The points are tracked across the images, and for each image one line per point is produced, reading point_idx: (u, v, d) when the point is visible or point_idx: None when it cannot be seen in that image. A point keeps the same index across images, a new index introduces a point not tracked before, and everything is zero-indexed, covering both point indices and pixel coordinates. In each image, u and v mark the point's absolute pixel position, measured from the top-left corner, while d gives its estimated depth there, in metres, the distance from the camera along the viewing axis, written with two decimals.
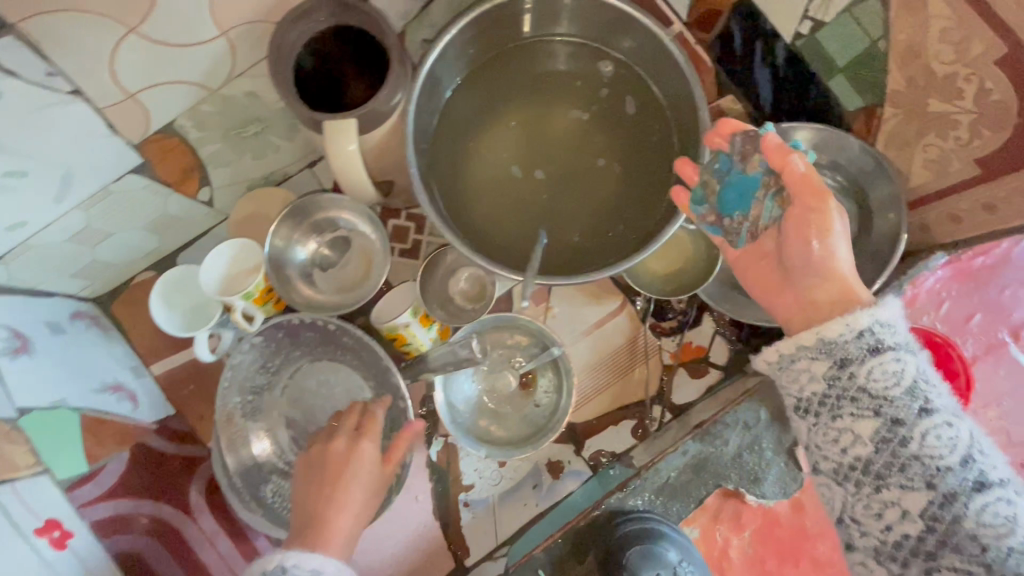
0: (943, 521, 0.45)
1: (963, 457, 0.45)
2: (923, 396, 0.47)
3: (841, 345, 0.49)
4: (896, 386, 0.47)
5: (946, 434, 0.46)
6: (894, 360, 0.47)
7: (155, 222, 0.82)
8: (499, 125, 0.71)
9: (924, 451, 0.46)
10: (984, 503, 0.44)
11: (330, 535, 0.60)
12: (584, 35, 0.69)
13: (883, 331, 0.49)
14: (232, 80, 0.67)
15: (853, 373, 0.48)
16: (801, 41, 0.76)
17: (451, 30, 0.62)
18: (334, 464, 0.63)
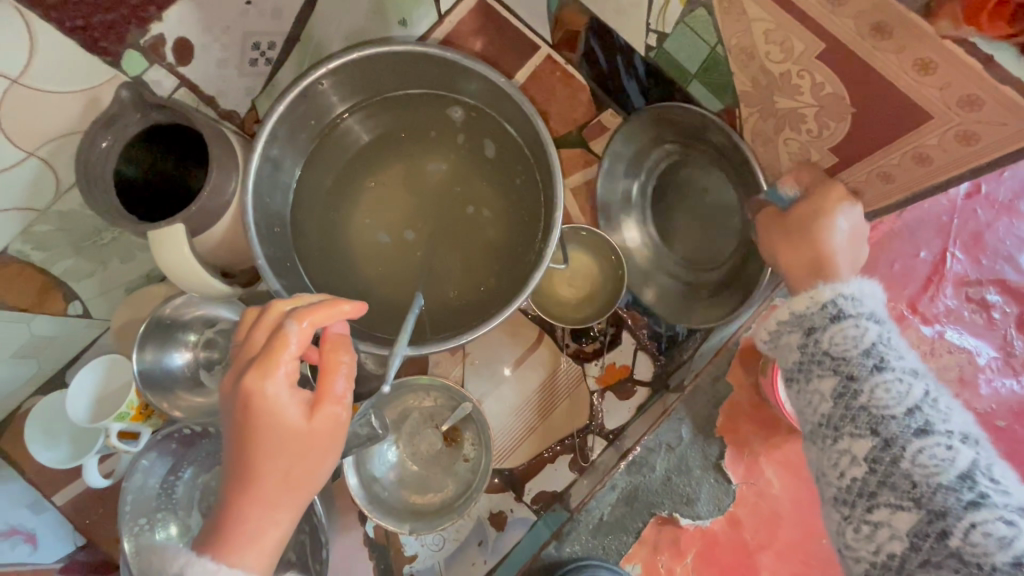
0: (882, 456, 0.44)
1: (911, 411, 0.44)
2: (879, 353, 0.46)
3: (808, 315, 0.50)
4: (854, 348, 0.47)
5: (898, 389, 0.44)
6: (852, 325, 0.47)
7: (26, 348, 0.77)
8: (361, 192, 0.68)
9: (873, 403, 0.45)
10: (922, 441, 0.43)
11: (236, 537, 0.46)
12: (428, 85, 0.66)
13: (845, 303, 0.48)
14: (63, 195, 0.63)
15: (818, 340, 0.48)
16: (653, 53, 0.75)
17: (276, 109, 0.58)
18: (264, 429, 0.46)
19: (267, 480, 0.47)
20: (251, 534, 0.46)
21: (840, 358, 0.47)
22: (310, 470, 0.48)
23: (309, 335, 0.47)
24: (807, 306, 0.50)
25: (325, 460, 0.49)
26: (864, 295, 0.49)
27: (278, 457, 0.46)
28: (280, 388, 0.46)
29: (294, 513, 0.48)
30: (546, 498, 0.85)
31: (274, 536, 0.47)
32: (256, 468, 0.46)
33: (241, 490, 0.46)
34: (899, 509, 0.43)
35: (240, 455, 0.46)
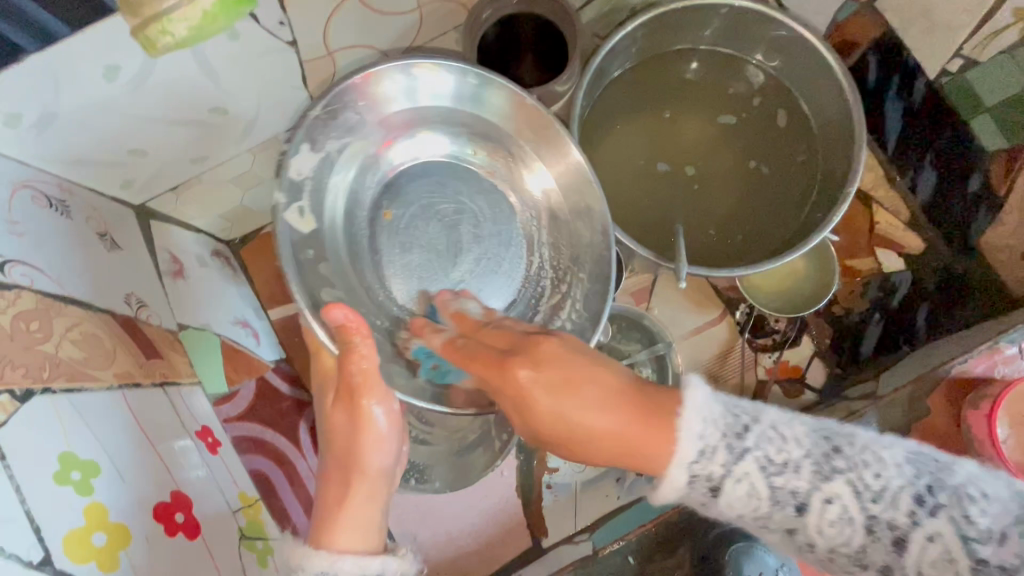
0: (814, 551, 0.45)
1: (822, 499, 0.43)
2: (854, 513, 0.43)
3: (703, 468, 0.44)
4: (701, 454, 0.44)
5: (770, 467, 0.44)
6: (738, 485, 0.44)
7: None
8: (655, 119, 0.74)
9: (782, 502, 0.44)
10: (827, 521, 0.43)
11: (329, 536, 0.53)
12: (743, 46, 0.71)
13: (706, 468, 0.44)
14: (410, 52, 0.72)
15: (808, 539, 0.44)
16: (947, 79, 0.80)
17: (627, 28, 0.65)
18: (345, 441, 0.57)
19: (352, 491, 0.55)
20: (343, 500, 0.55)
21: (832, 545, 0.44)
22: (374, 457, 0.56)
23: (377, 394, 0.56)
24: (768, 507, 0.44)
25: (382, 442, 0.57)
26: (701, 431, 0.44)
27: (368, 451, 0.56)
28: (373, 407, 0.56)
29: (371, 503, 0.55)
30: None
31: (353, 514, 0.54)
32: (346, 459, 0.56)
33: (346, 476, 0.56)
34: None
35: (327, 455, 0.58)
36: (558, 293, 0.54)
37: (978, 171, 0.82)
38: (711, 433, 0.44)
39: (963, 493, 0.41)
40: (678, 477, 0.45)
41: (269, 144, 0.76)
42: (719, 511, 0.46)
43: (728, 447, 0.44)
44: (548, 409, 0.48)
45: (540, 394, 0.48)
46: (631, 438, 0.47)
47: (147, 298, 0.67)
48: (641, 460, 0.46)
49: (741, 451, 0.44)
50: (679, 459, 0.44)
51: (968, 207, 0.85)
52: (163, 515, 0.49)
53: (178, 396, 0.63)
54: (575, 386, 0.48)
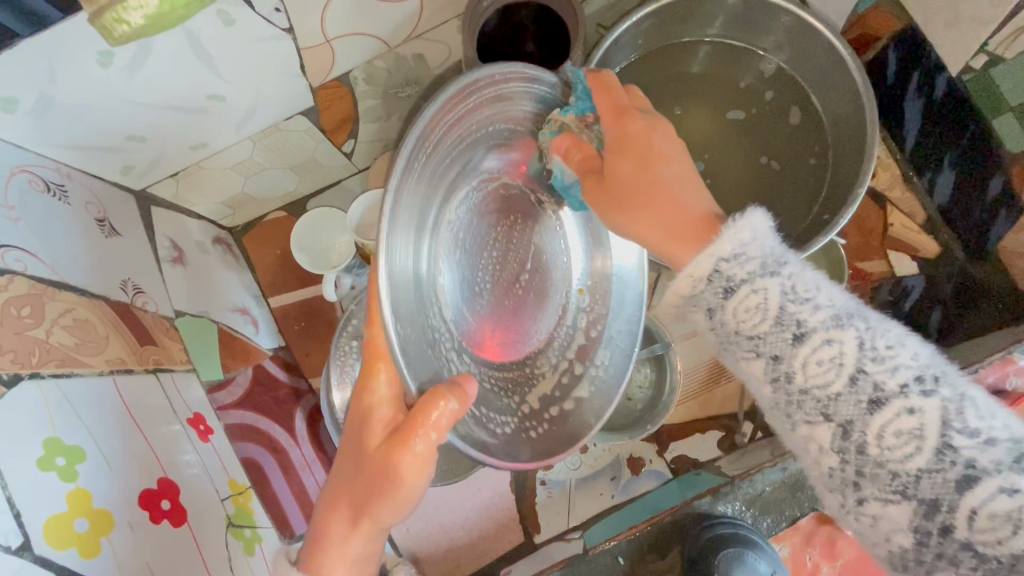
0: (853, 450, 0.41)
1: (890, 404, 0.39)
2: (848, 358, 0.41)
3: (701, 295, 0.45)
4: (762, 320, 0.43)
5: (825, 355, 0.41)
6: (755, 293, 0.43)
7: (302, 165, 0.87)
8: (663, 115, 0.72)
9: (808, 382, 0.42)
10: (892, 430, 0.39)
11: (325, 559, 0.49)
12: (756, 39, 0.69)
13: (731, 268, 0.44)
14: (410, 40, 0.71)
15: (790, 370, 0.42)
16: (968, 76, 0.75)
17: (631, 18, 0.62)
18: (376, 470, 0.47)
19: (360, 519, 0.48)
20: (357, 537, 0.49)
21: (809, 381, 0.42)
22: (387, 508, 0.48)
23: (429, 447, 0.46)
24: (768, 325, 0.43)
25: (409, 494, 0.48)
26: (749, 242, 0.44)
27: (387, 494, 0.47)
28: (416, 459, 0.46)
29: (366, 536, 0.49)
30: (687, 462, 0.88)
31: (355, 551, 0.50)
32: (365, 497, 0.48)
33: (356, 513, 0.49)
34: (891, 503, 0.40)
35: (348, 465, 0.50)
36: (648, 132, 0.51)
37: (999, 174, 0.77)
38: (752, 249, 0.44)
39: (966, 395, 0.39)
40: (701, 265, 0.45)
41: (269, 131, 0.76)
42: (723, 318, 0.45)
43: (762, 263, 0.43)
44: (653, 165, 0.50)
45: (671, 168, 0.51)
46: (687, 203, 0.49)
47: (144, 285, 0.67)
48: (660, 198, 0.49)
49: (771, 270, 0.43)
50: (711, 250, 0.45)
51: (988, 212, 0.80)
52: (149, 503, 0.49)
53: (170, 383, 0.63)
54: (621, 138, 0.51)
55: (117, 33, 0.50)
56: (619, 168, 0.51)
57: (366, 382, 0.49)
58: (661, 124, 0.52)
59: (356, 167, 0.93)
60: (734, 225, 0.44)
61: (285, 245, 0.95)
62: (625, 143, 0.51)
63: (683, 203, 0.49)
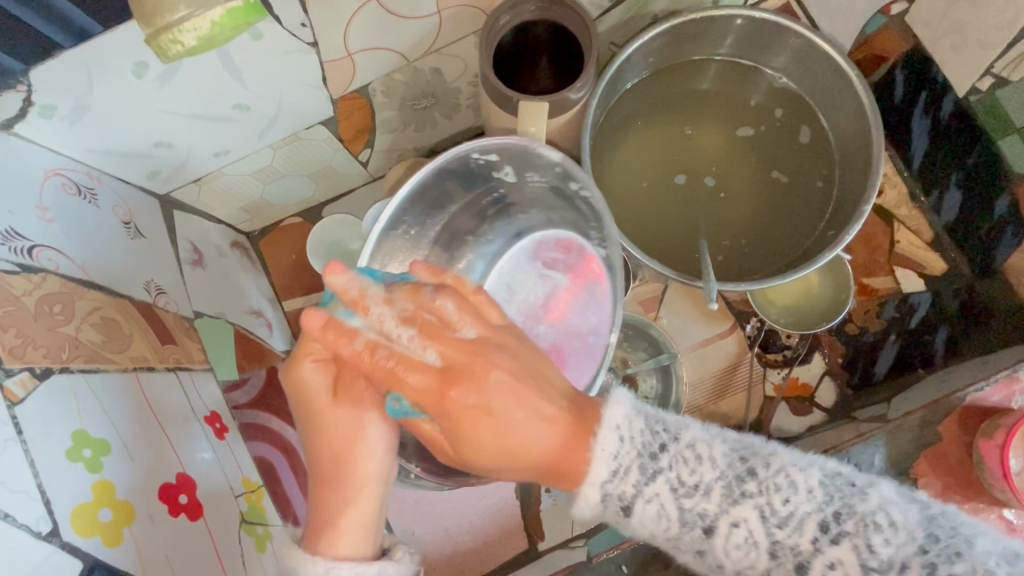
0: (720, 568, 0.45)
1: (720, 525, 0.44)
2: (759, 536, 0.43)
3: (612, 488, 0.45)
4: (673, 523, 0.45)
5: (739, 534, 0.44)
6: (643, 505, 0.45)
7: (318, 173, 0.90)
8: (673, 131, 0.74)
9: (733, 563, 0.45)
10: (734, 544, 0.44)
11: (334, 533, 0.49)
12: (765, 58, 0.70)
13: (619, 486, 0.45)
14: (428, 55, 0.73)
15: (717, 559, 0.45)
16: (975, 97, 0.77)
17: (643, 36, 0.64)
18: (342, 420, 0.51)
19: (348, 481, 0.51)
20: (350, 503, 0.50)
21: (737, 567, 0.44)
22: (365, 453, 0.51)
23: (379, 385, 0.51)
24: (678, 527, 0.45)
25: (376, 430, 0.51)
26: (619, 427, 0.46)
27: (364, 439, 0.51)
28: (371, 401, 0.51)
29: (361, 498, 0.51)
30: None
31: (357, 516, 0.50)
32: (341, 457, 0.51)
33: (340, 481, 0.50)
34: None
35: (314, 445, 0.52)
36: (470, 362, 0.46)
37: (1003, 196, 0.78)
38: (626, 452, 0.45)
39: (870, 521, 0.42)
40: (592, 494, 0.46)
41: (289, 140, 0.79)
42: (633, 526, 0.47)
43: (641, 467, 0.45)
44: (465, 405, 0.45)
45: (500, 389, 0.45)
46: (528, 448, 0.46)
47: (165, 285, 0.69)
48: (504, 429, 0.46)
49: (652, 472, 0.45)
50: (594, 480, 0.45)
51: (992, 230, 0.81)
52: (167, 496, 0.51)
53: (188, 381, 0.65)
54: (479, 389, 0.45)
55: (171, 53, 0.40)
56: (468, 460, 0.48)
57: (289, 370, 0.51)
58: (514, 361, 0.47)
59: (371, 176, 0.97)
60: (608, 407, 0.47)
61: (300, 251, 0.98)
62: (443, 387, 0.45)
63: (529, 438, 0.46)
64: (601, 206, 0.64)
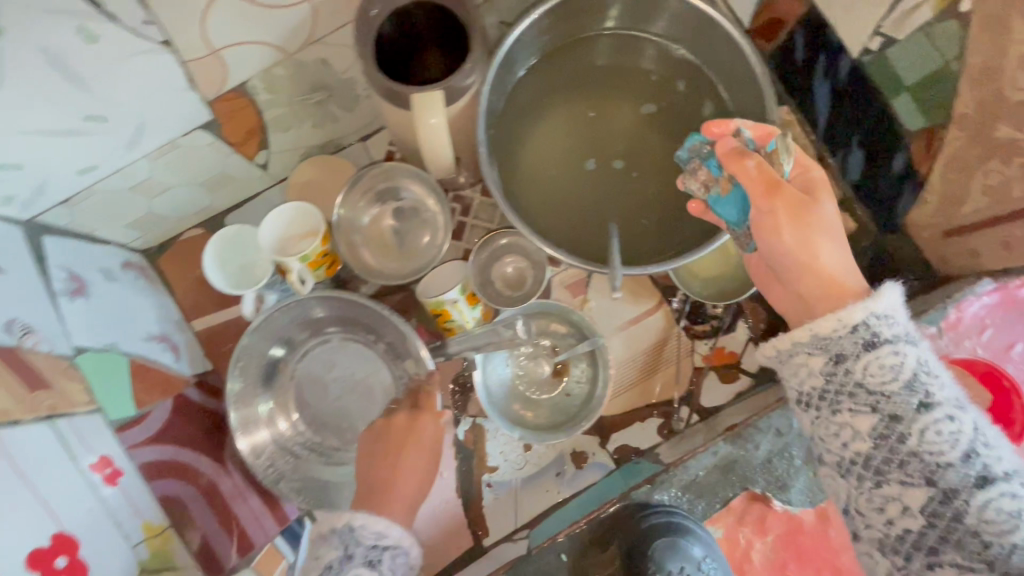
0: (894, 442, 0.50)
1: (937, 408, 0.50)
2: (963, 436, 0.49)
3: (836, 340, 0.53)
4: (895, 381, 0.51)
5: (946, 429, 0.49)
6: (892, 358, 0.51)
7: (212, 180, 0.83)
8: (576, 113, 0.71)
9: (923, 447, 0.49)
10: (936, 431, 0.49)
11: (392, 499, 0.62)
12: (662, 30, 0.70)
13: (878, 325, 0.52)
14: (309, 45, 0.68)
15: (907, 431, 0.50)
16: (868, 57, 0.76)
17: (531, 14, 0.63)
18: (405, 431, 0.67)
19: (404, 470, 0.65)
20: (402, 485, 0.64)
21: (980, 524, 0.47)
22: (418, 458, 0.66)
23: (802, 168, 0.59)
24: (898, 387, 0.51)
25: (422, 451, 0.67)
26: (892, 316, 0.53)
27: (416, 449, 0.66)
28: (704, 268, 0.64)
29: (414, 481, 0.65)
30: (629, 451, 0.88)
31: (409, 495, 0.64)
32: (405, 457, 0.66)
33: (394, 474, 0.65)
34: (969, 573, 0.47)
35: (373, 456, 0.67)
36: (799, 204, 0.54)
37: (902, 151, 0.78)
38: (841, 338, 0.53)
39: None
40: (854, 315, 0.53)
41: (168, 148, 0.72)
42: (850, 369, 0.53)
43: (907, 337, 0.53)
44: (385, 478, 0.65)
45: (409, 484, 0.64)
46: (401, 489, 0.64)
47: (35, 323, 0.63)
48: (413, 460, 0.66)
49: (912, 341, 0.53)
50: (866, 305, 0.53)
51: (893, 188, 0.83)
52: (39, 561, 0.48)
53: (69, 428, 0.59)
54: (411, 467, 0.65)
55: None
56: (785, 256, 0.56)
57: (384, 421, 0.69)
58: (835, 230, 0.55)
59: (275, 178, 0.91)
60: (874, 296, 0.53)
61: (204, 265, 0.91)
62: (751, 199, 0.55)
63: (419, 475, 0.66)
64: (500, 196, 0.62)
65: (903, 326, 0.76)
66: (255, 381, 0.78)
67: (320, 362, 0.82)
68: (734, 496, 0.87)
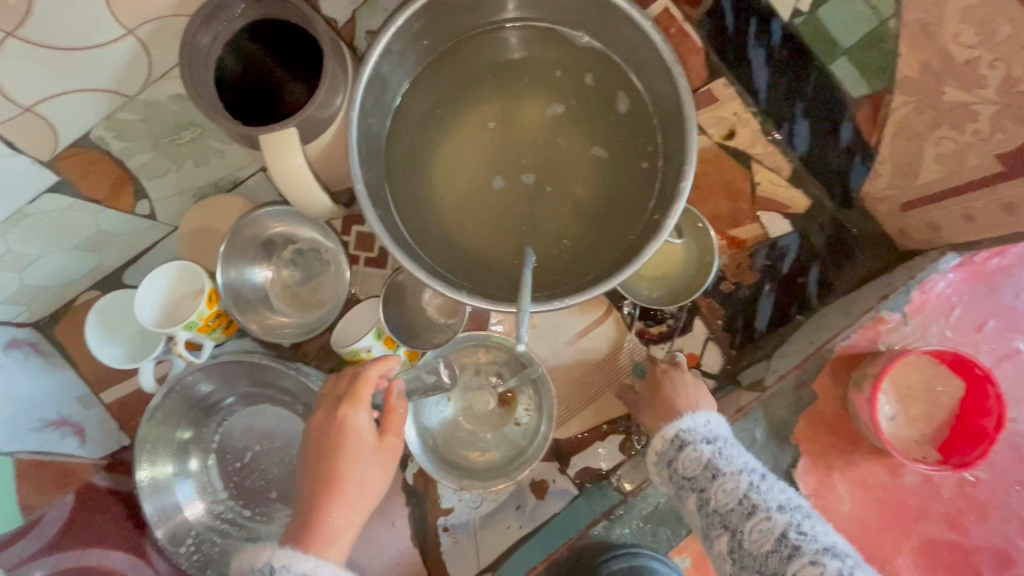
0: (712, 511, 0.58)
1: (724, 472, 0.58)
2: (752, 490, 0.56)
3: (660, 447, 0.65)
4: (699, 466, 0.60)
5: (730, 486, 0.57)
6: (693, 450, 0.62)
7: (90, 240, 0.74)
8: (475, 124, 0.62)
9: (719, 506, 0.57)
10: (724, 490, 0.57)
11: (324, 531, 0.54)
12: (558, 18, 0.61)
13: (691, 433, 0.64)
14: (153, 84, 0.57)
15: (709, 497, 0.58)
16: (800, 20, 0.69)
17: (399, 19, 0.54)
18: (346, 438, 0.57)
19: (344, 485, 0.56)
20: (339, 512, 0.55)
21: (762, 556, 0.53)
22: (369, 473, 0.57)
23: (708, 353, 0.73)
24: (698, 470, 0.60)
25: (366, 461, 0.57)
26: (701, 422, 0.65)
27: (357, 460, 0.57)
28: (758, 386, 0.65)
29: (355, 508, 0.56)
30: (592, 474, 0.82)
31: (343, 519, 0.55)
32: (341, 473, 0.56)
33: (331, 492, 0.55)
34: None
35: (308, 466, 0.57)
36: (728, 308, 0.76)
37: (847, 120, 0.72)
38: (673, 451, 0.63)
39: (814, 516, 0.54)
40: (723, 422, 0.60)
41: (16, 218, 0.63)
42: (677, 465, 0.63)
43: (710, 436, 0.62)
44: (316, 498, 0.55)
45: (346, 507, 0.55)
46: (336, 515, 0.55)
47: None
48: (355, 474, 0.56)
49: (711, 438, 0.62)
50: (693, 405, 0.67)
51: (844, 159, 0.76)
52: None
53: None
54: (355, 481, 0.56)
55: None
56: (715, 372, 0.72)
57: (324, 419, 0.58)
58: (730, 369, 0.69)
59: (168, 225, 0.81)
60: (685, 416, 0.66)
61: None
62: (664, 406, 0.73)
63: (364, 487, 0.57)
64: (385, 238, 0.54)
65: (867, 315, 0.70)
66: (170, 460, 0.71)
67: (243, 428, 0.75)
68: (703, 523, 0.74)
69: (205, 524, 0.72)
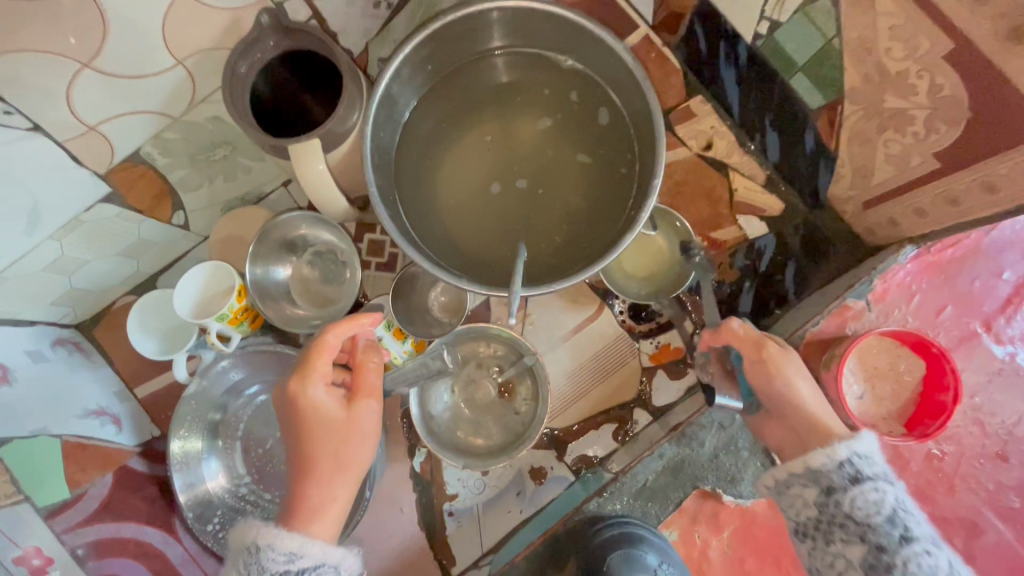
0: (856, 529, 0.57)
1: (864, 485, 0.57)
2: (894, 509, 0.56)
3: (824, 474, 0.60)
4: (870, 502, 0.57)
5: (872, 498, 0.57)
6: (870, 484, 0.57)
7: (131, 247, 0.82)
8: (474, 137, 0.71)
9: (861, 521, 0.57)
10: (868, 507, 0.56)
11: (312, 512, 0.60)
12: (543, 44, 0.69)
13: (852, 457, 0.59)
14: (195, 107, 0.66)
15: (844, 505, 0.58)
16: (761, 41, 0.75)
17: (406, 47, 0.63)
18: (334, 423, 0.62)
19: (324, 462, 0.61)
20: (328, 496, 0.61)
21: None
22: (355, 453, 0.62)
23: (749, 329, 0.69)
24: (849, 486, 0.58)
25: (360, 445, 0.63)
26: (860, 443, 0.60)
27: (331, 439, 0.61)
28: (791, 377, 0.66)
29: (344, 487, 0.62)
30: (588, 461, 0.87)
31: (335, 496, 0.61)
32: (318, 454, 0.61)
33: (326, 473, 0.61)
34: None
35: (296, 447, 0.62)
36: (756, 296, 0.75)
37: (810, 131, 0.79)
38: (829, 464, 0.60)
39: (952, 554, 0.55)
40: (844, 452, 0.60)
41: (73, 225, 0.71)
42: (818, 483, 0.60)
43: (861, 457, 0.59)
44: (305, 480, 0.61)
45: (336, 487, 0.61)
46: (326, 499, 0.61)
47: None
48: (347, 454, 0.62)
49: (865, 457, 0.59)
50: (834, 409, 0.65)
51: (811, 166, 0.82)
52: None
53: None
54: (344, 463, 0.62)
55: None
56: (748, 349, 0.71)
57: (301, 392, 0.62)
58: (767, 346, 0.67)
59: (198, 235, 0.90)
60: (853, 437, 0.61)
61: None
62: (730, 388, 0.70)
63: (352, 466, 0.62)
64: (396, 236, 0.62)
65: (831, 306, 0.76)
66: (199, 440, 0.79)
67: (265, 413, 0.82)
68: (685, 498, 0.85)
69: (230, 503, 0.79)
